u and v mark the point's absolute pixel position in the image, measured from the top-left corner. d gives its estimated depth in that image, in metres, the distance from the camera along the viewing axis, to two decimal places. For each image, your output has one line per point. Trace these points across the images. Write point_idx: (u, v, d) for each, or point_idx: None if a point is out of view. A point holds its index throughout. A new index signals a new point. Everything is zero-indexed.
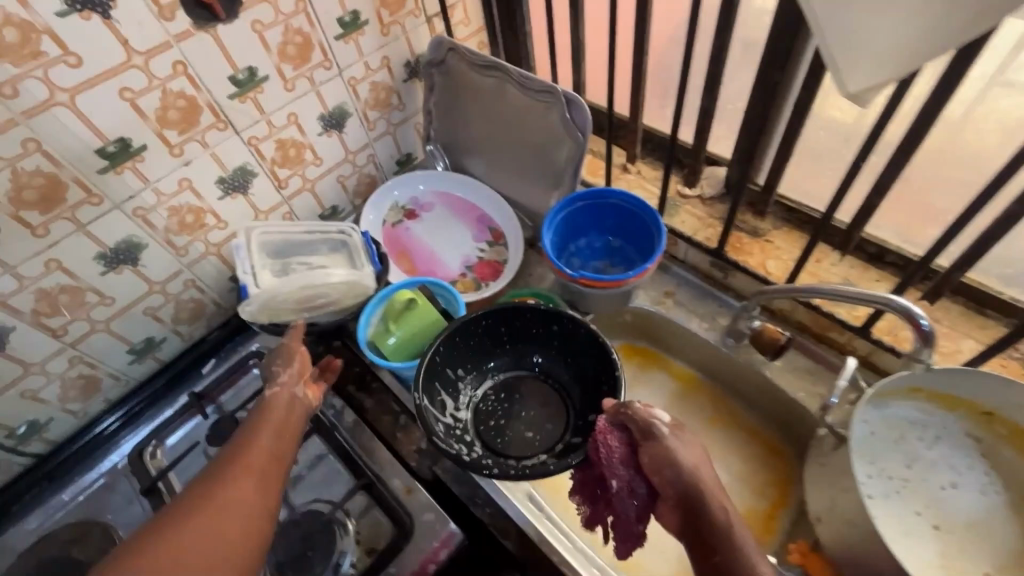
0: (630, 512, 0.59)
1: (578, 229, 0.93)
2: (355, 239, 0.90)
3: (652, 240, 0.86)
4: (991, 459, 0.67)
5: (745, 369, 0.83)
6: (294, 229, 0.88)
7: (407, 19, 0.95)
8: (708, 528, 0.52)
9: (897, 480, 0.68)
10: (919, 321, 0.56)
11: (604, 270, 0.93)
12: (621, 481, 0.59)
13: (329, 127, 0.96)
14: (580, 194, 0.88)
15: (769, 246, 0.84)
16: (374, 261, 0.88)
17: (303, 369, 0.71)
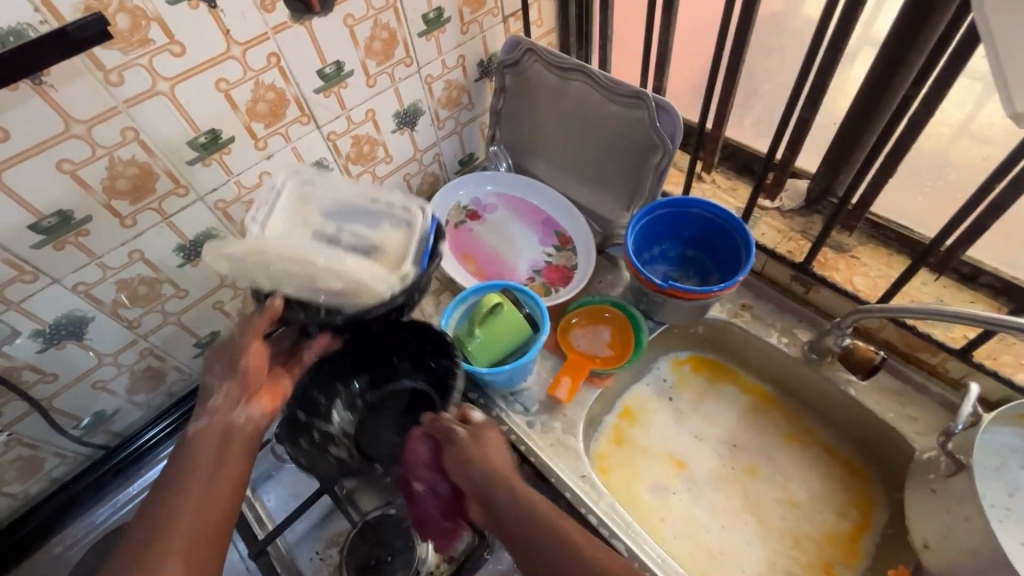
0: (434, 510, 0.71)
1: (654, 237, 0.92)
2: (414, 223, 0.71)
3: (736, 253, 0.85)
4: None
5: (825, 386, 0.81)
6: (352, 194, 0.73)
7: (486, 18, 0.93)
8: (497, 509, 0.59)
9: (999, 508, 0.63)
10: None
11: (677, 280, 0.92)
12: (432, 482, 0.70)
13: (402, 124, 0.94)
14: (660, 202, 0.87)
15: (855, 261, 0.82)
16: (421, 260, 0.70)
17: (254, 370, 0.64)
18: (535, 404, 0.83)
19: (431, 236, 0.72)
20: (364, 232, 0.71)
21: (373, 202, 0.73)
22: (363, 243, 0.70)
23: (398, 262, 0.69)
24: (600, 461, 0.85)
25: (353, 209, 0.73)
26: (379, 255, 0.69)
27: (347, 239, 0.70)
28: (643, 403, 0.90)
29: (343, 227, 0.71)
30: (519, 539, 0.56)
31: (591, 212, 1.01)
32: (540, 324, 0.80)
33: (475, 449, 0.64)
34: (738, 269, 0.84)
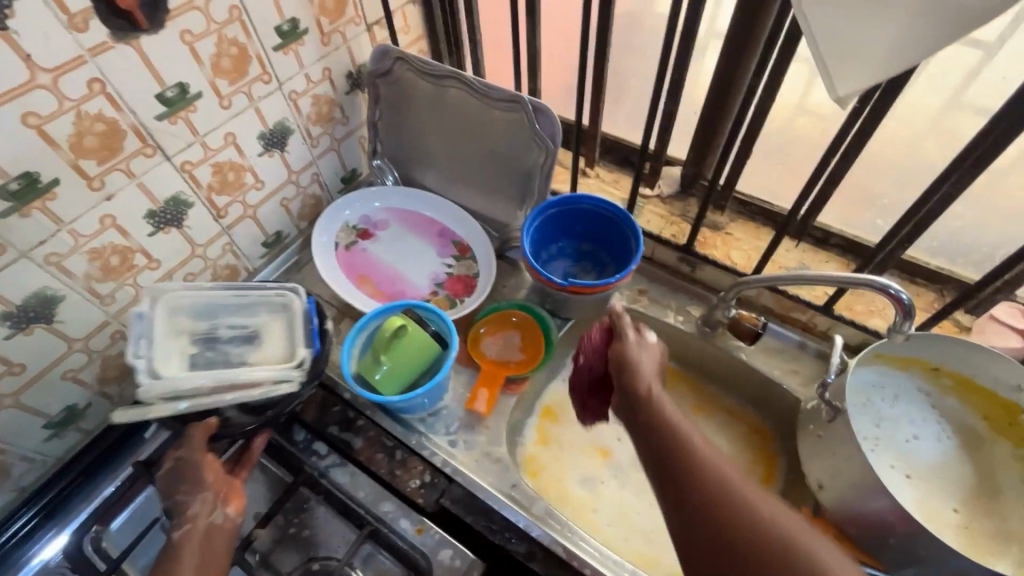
0: (583, 383, 0.76)
1: (549, 236, 0.93)
2: (295, 307, 0.77)
3: (626, 243, 0.89)
4: (939, 408, 0.73)
5: (719, 354, 0.87)
6: (220, 291, 0.76)
7: (348, 27, 0.88)
8: (635, 395, 0.64)
9: (870, 438, 0.71)
10: (900, 296, 0.62)
11: (578, 275, 0.95)
12: (592, 363, 0.73)
13: (270, 146, 0.86)
14: (551, 202, 0.89)
15: (730, 238, 0.90)
16: (313, 341, 0.74)
17: (219, 478, 0.66)
18: (455, 422, 0.81)
19: (315, 316, 0.77)
20: (247, 327, 0.75)
21: (249, 293, 0.77)
22: (249, 338, 0.75)
23: (292, 352, 0.74)
24: (529, 464, 0.85)
25: (227, 305, 0.76)
26: (268, 349, 0.74)
27: (231, 340, 0.74)
28: (561, 400, 0.91)
29: (225, 328, 0.75)
30: (648, 435, 0.60)
31: (486, 217, 1.00)
32: (449, 339, 0.76)
33: (643, 354, 0.67)
34: (630, 258, 0.87)
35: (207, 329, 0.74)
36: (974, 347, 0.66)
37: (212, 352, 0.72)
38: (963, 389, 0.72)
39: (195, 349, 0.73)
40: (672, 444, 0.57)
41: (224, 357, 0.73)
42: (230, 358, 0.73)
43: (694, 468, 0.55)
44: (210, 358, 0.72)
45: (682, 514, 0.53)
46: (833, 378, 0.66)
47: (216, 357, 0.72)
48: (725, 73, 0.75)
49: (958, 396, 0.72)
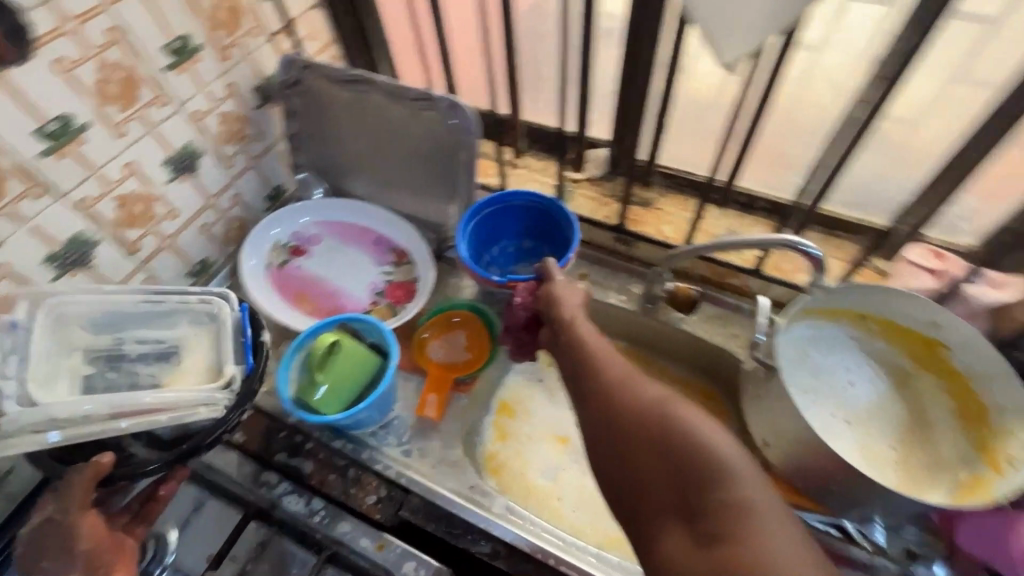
0: (518, 322, 0.76)
1: (488, 238, 0.92)
2: (224, 318, 0.72)
3: (563, 233, 0.88)
4: (870, 352, 0.75)
5: (663, 329, 0.87)
6: (125, 302, 0.70)
7: (247, 40, 0.83)
8: (557, 323, 0.65)
9: (811, 392, 0.71)
10: (809, 250, 0.64)
11: (521, 273, 0.94)
12: (526, 303, 0.74)
13: (178, 171, 0.81)
14: (483, 202, 0.87)
15: (661, 213, 0.91)
16: (246, 357, 0.70)
17: (94, 550, 0.59)
18: (407, 431, 0.79)
19: (249, 328, 0.72)
20: (162, 342, 0.71)
21: (165, 304, 0.72)
22: (163, 354, 0.70)
23: (220, 367, 0.69)
24: (490, 462, 0.82)
25: (136, 318, 0.71)
26: (186, 367, 0.69)
27: (140, 356, 0.69)
28: (519, 393, 0.88)
29: (133, 343, 0.70)
30: (564, 355, 0.62)
31: (420, 219, 0.98)
32: (388, 352, 0.75)
33: (571, 292, 0.68)
34: (567, 248, 0.87)
35: (113, 345, 0.69)
36: (896, 293, 0.68)
37: (115, 371, 0.68)
38: (888, 331, 0.74)
39: (92, 368, 0.67)
40: (581, 359, 0.59)
41: (130, 376, 0.68)
42: (139, 376, 0.68)
43: (592, 368, 0.57)
44: (110, 380, 0.66)
45: (582, 411, 0.56)
46: (762, 339, 0.67)
47: (119, 375, 0.67)
48: (633, 52, 0.75)
49: (885, 338, 0.74)
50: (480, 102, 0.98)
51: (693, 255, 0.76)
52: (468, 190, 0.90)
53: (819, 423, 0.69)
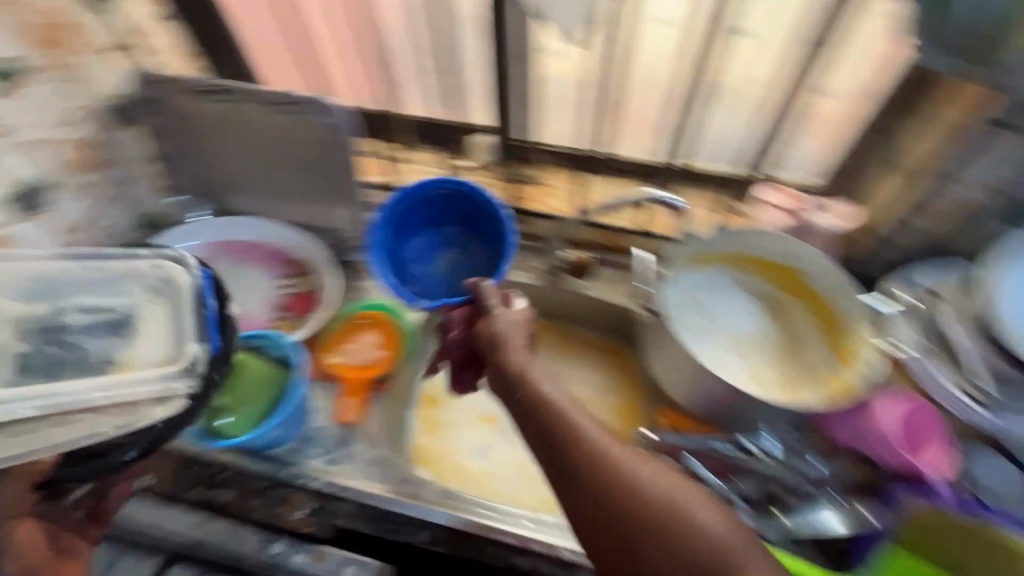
0: (457, 360, 0.68)
1: (407, 233, 0.81)
2: (179, 286, 0.51)
3: (493, 224, 0.79)
4: (750, 287, 0.79)
5: (567, 297, 0.89)
6: (72, 262, 0.52)
7: (84, 53, 0.74)
8: (508, 376, 0.55)
9: (701, 334, 0.75)
10: (677, 204, 0.71)
11: (451, 265, 0.82)
12: (462, 335, 0.66)
13: (26, 211, 0.71)
14: (396, 198, 0.76)
15: (547, 188, 0.93)
16: (210, 334, 0.50)
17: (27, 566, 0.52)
18: (331, 438, 0.77)
19: (211, 296, 0.51)
20: (112, 311, 0.50)
21: (110, 265, 0.52)
22: (113, 326, 0.50)
23: (174, 351, 0.49)
24: (420, 455, 0.83)
25: (79, 281, 0.52)
26: (140, 347, 0.49)
27: (83, 330, 0.49)
28: (441, 384, 0.88)
29: (76, 313, 0.50)
30: (525, 418, 0.52)
31: (313, 225, 0.94)
32: (293, 361, 0.73)
33: (516, 331, 0.58)
34: (501, 241, 0.78)
35: (49, 315, 0.50)
36: (755, 232, 0.75)
37: (55, 349, 0.48)
38: (762, 265, 0.79)
39: (21, 349, 0.48)
40: (552, 424, 0.50)
41: (76, 354, 0.48)
42: (86, 356, 0.48)
43: (567, 438, 0.49)
44: (49, 360, 0.47)
45: (563, 491, 0.49)
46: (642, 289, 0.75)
47: (61, 354, 0.48)
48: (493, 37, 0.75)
49: (761, 272, 0.79)
50: (351, 98, 0.94)
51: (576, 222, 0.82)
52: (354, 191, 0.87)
53: (710, 358, 0.74)
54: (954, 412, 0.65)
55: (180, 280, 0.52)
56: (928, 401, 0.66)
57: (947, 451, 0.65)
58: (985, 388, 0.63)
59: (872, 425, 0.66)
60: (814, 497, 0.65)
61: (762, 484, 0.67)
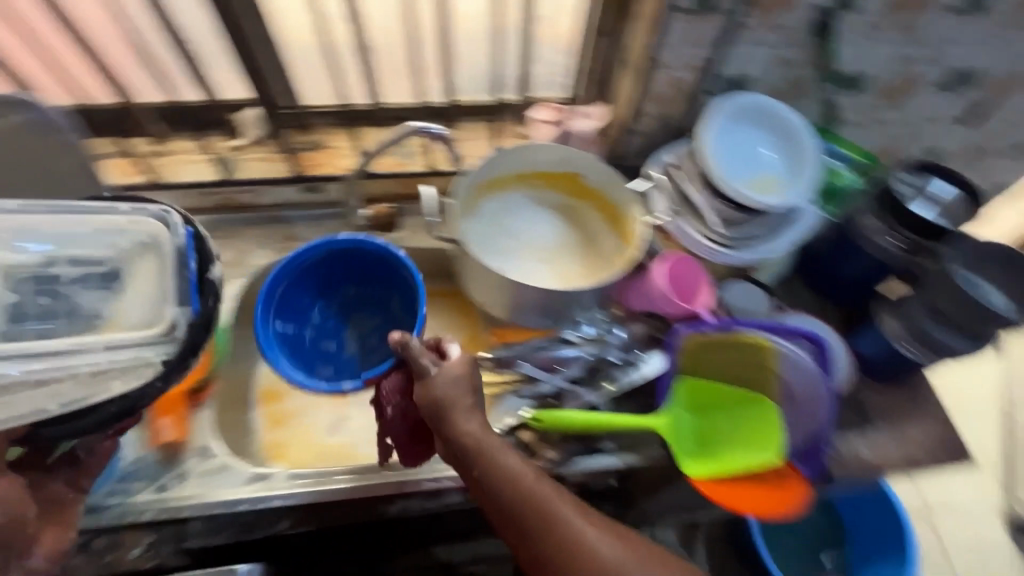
0: (400, 430, 0.66)
1: (300, 309, 0.76)
2: (163, 246, 0.60)
3: (391, 268, 0.76)
4: (542, 198, 0.90)
5: None
6: (46, 219, 0.59)
7: None
8: (463, 445, 0.58)
9: (504, 251, 0.86)
10: (433, 130, 0.70)
11: (361, 330, 0.79)
12: (401, 406, 0.65)
13: None
14: (271, 280, 0.71)
15: (334, 150, 0.89)
16: (189, 296, 0.58)
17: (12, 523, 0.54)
18: (158, 464, 0.71)
19: (192, 260, 0.60)
20: (101, 265, 0.60)
21: (86, 223, 0.60)
22: (104, 279, 0.59)
23: (157, 313, 0.58)
24: (271, 450, 0.80)
25: (63, 237, 0.60)
26: (127, 303, 0.58)
27: (76, 282, 0.59)
28: (277, 375, 0.85)
29: (65, 265, 0.59)
30: (487, 489, 0.57)
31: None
32: None
33: (457, 392, 0.60)
34: (405, 283, 0.75)
35: (42, 264, 0.59)
36: (520, 148, 0.83)
37: (50, 298, 0.58)
38: (546, 178, 0.89)
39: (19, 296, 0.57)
40: (516, 498, 0.56)
41: (68, 304, 0.58)
42: (80, 305, 0.58)
43: (533, 515, 0.55)
44: (47, 308, 0.58)
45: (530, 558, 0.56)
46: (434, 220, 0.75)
47: (55, 303, 0.58)
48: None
49: (548, 183, 0.89)
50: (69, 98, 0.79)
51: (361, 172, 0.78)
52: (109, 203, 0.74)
53: (514, 269, 0.84)
54: (706, 258, 0.77)
55: (164, 239, 0.60)
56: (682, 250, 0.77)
57: (715, 292, 0.76)
58: (720, 231, 0.75)
59: (649, 285, 0.75)
60: (624, 358, 0.74)
61: (587, 363, 0.75)
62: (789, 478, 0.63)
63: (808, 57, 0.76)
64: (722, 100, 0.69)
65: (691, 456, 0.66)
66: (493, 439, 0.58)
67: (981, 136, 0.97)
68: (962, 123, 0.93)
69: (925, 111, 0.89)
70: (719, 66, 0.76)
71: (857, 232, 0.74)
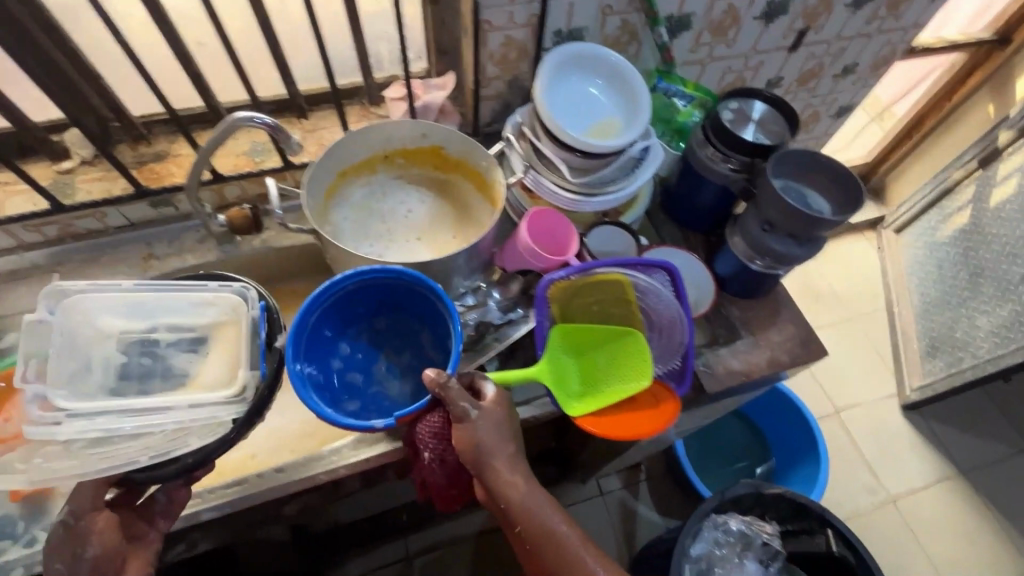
0: (436, 472, 0.70)
1: (326, 346, 0.72)
2: (241, 317, 0.68)
3: (420, 298, 0.73)
4: (409, 177, 0.89)
5: (255, 256, 0.85)
6: (149, 287, 0.65)
7: None
8: (502, 491, 0.64)
9: (379, 236, 0.85)
10: (258, 119, 0.67)
11: (393, 362, 0.76)
12: (441, 452, 0.67)
13: None
14: (303, 312, 0.66)
15: (181, 158, 0.84)
16: (260, 362, 0.66)
17: (103, 557, 0.58)
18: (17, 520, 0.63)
19: (265, 328, 0.68)
20: (193, 331, 0.68)
21: (184, 295, 0.67)
22: (194, 343, 0.68)
23: (233, 374, 0.65)
24: None
25: (162, 304, 0.67)
26: (212, 366, 0.67)
27: (173, 350, 0.67)
28: None
29: (165, 331, 0.67)
30: (517, 528, 0.65)
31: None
32: None
33: (495, 439, 0.64)
34: (437, 317, 0.73)
35: (145, 331, 0.67)
36: (370, 130, 0.80)
37: (151, 359, 0.66)
38: (410, 157, 0.88)
39: (124, 358, 0.65)
40: (543, 540, 0.65)
41: (164, 364, 0.67)
42: (172, 367, 0.66)
43: (556, 554, 0.64)
44: (145, 368, 0.66)
45: None
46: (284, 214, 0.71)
47: (154, 363, 0.66)
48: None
49: (412, 162, 0.88)
50: None
51: (197, 179, 0.73)
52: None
53: (390, 254, 0.83)
54: (568, 208, 0.79)
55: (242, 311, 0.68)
56: (546, 206, 0.79)
57: (579, 238, 0.80)
58: (577, 182, 0.77)
59: (522, 246, 0.75)
60: (506, 319, 0.76)
61: (470, 331, 0.75)
62: (663, 397, 0.69)
63: (630, 3, 0.79)
64: (556, 55, 0.73)
65: (576, 396, 0.69)
66: (527, 486, 0.65)
67: (810, 60, 1.05)
68: (789, 50, 1.00)
69: (753, 43, 0.95)
70: (547, 21, 0.78)
71: (697, 163, 0.78)
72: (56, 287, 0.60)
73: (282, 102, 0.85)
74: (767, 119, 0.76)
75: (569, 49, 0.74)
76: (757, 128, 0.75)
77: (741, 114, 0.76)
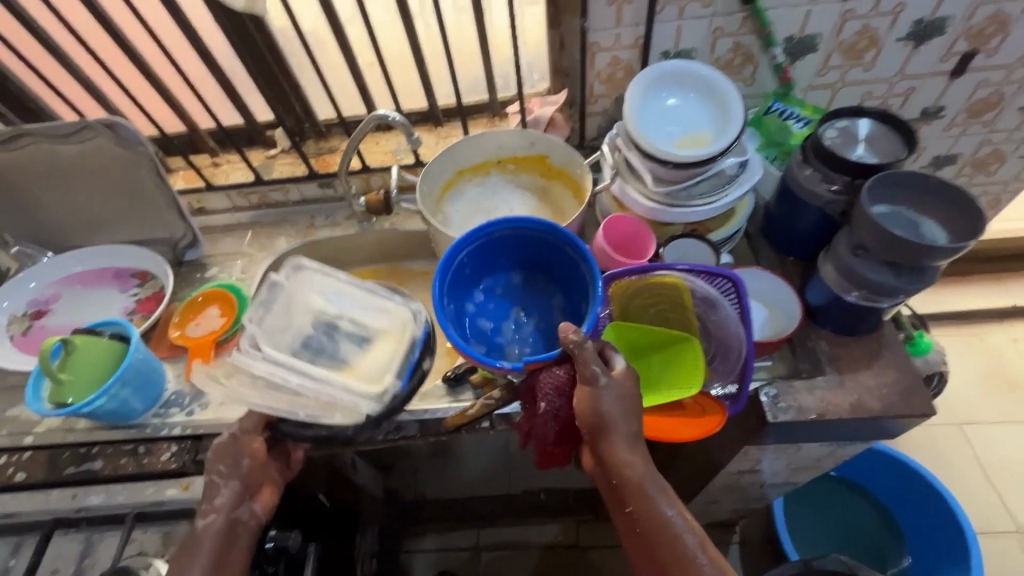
0: (547, 430, 0.69)
1: (467, 282, 0.78)
2: (406, 330, 0.80)
3: (565, 262, 0.76)
4: (516, 180, 0.99)
5: (383, 234, 1.03)
6: (351, 283, 0.83)
7: None
8: (617, 467, 0.61)
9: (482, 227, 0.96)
10: (388, 118, 0.85)
11: (521, 320, 0.79)
12: (557, 407, 0.66)
13: None
14: (458, 244, 0.73)
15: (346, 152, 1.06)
16: (404, 375, 0.77)
17: (253, 470, 0.69)
18: (187, 396, 0.86)
19: (418, 349, 0.79)
20: (367, 327, 0.80)
21: (371, 300, 0.82)
22: (364, 337, 0.80)
23: (381, 376, 0.76)
24: None
25: (354, 302, 0.82)
26: (370, 360, 0.78)
27: (348, 335, 0.79)
28: None
29: (347, 322, 0.80)
30: (630, 513, 0.62)
31: (146, 239, 1.01)
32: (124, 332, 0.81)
33: (614, 409, 0.62)
34: (578, 277, 0.75)
35: (335, 314, 0.81)
36: (486, 137, 0.93)
37: (329, 337, 0.79)
38: (518, 163, 0.98)
39: (312, 331, 0.79)
40: (658, 532, 0.60)
41: (336, 346, 0.78)
42: (342, 351, 0.78)
43: (672, 553, 0.59)
44: (320, 344, 0.78)
45: None
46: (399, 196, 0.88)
47: (329, 341, 0.79)
48: (239, 31, 0.86)
49: (520, 167, 0.98)
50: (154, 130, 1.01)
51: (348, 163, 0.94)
52: (170, 198, 0.94)
53: None
54: (647, 216, 0.81)
55: (409, 327, 0.80)
56: (627, 215, 0.82)
57: (656, 249, 0.82)
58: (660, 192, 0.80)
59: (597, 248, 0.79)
60: None
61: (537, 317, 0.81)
62: (711, 409, 0.67)
63: (744, 25, 0.80)
64: (654, 70, 0.79)
65: None
66: (647, 470, 0.62)
67: (980, 89, 0.92)
68: (950, 75, 0.89)
69: (900, 66, 0.87)
70: (653, 43, 0.83)
71: (793, 183, 0.74)
72: (297, 261, 0.81)
73: (424, 112, 1.02)
74: (876, 137, 0.70)
75: (665, 68, 0.79)
76: (865, 147, 0.70)
77: (846, 134, 0.71)
